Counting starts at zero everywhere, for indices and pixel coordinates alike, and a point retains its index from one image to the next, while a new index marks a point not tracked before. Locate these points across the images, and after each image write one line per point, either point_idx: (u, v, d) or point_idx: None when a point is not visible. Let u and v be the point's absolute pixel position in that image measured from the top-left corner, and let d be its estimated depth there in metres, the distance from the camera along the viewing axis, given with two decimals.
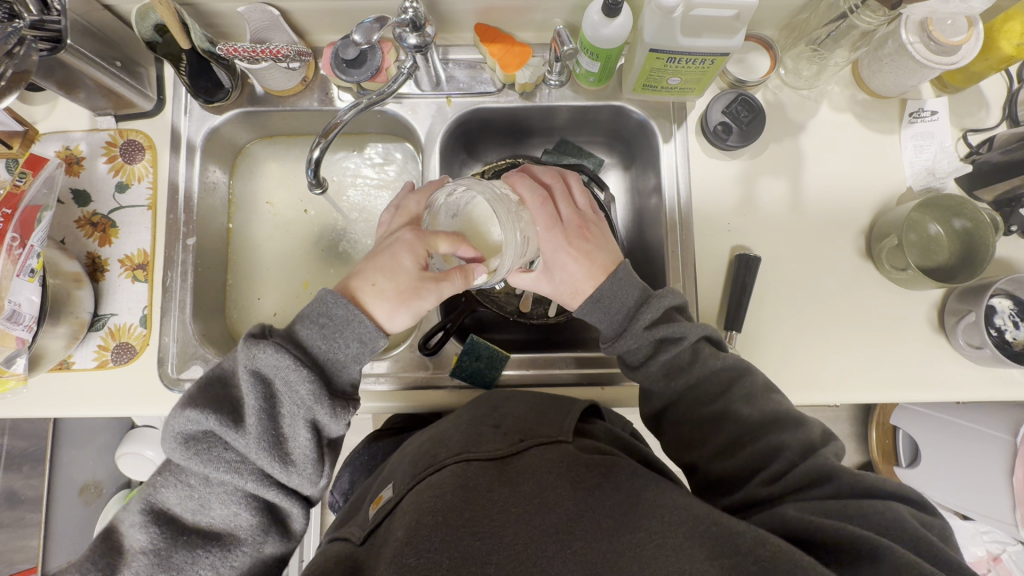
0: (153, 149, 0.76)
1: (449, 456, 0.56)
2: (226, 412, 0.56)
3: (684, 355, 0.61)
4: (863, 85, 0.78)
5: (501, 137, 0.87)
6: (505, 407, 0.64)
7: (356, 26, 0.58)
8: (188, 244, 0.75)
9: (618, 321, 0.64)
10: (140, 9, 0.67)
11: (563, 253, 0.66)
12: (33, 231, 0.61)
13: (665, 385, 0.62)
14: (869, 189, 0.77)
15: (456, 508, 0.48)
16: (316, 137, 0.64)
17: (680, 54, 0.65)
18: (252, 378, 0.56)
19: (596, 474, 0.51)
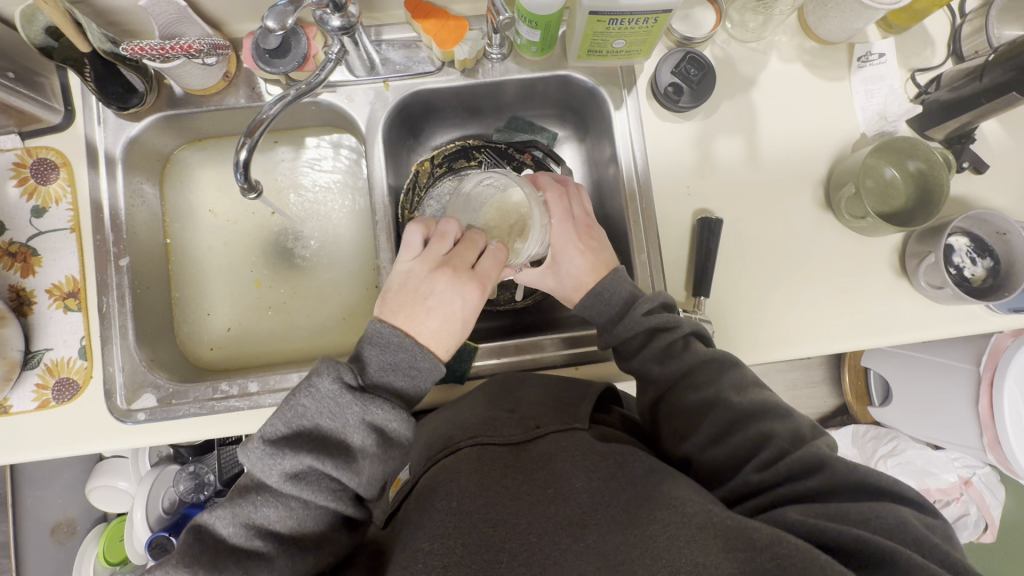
0: (67, 165, 0.70)
1: (466, 436, 0.56)
2: (329, 449, 0.51)
3: (677, 343, 0.61)
4: (810, 32, 0.76)
5: (447, 119, 0.83)
6: (520, 391, 0.63)
7: (268, 10, 0.52)
8: (121, 265, 0.70)
9: (613, 311, 0.65)
10: (24, 10, 0.60)
11: (570, 245, 0.68)
12: None
13: (660, 369, 0.61)
14: (824, 138, 0.76)
15: (470, 493, 0.48)
16: (242, 137, 0.58)
17: (622, 15, 0.61)
18: (361, 425, 0.52)
19: (614, 462, 0.50)
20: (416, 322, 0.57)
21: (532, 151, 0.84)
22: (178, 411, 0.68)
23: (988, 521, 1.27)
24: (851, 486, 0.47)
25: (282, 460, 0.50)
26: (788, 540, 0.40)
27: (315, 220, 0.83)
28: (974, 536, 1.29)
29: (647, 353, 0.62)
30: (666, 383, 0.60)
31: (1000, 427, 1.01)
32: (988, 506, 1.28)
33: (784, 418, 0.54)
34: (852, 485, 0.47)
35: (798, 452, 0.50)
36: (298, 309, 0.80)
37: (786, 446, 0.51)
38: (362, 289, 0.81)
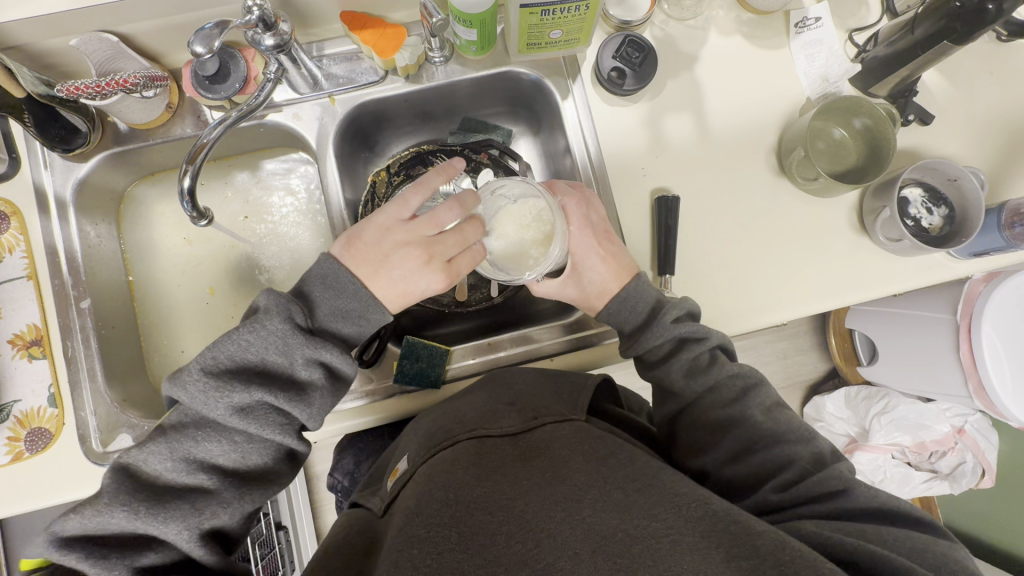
0: (18, 214, 0.69)
1: (465, 430, 0.56)
2: (279, 385, 0.56)
3: (703, 357, 0.62)
4: (746, 5, 0.77)
5: (399, 126, 0.83)
6: (519, 381, 0.64)
7: (194, 35, 0.51)
8: (83, 307, 0.69)
9: (640, 319, 0.65)
10: None
11: (591, 251, 0.67)
12: None
13: (687, 384, 0.61)
14: (771, 106, 0.77)
15: (468, 484, 0.48)
16: (183, 165, 0.58)
17: (552, 4, 0.62)
18: (306, 363, 0.56)
19: (605, 450, 0.51)
20: (390, 270, 0.62)
21: (488, 150, 0.83)
22: None
23: (985, 467, 1.29)
24: (873, 512, 0.48)
25: (138, 461, 0.52)
26: (795, 547, 0.39)
27: (279, 243, 0.82)
28: (972, 483, 1.32)
29: (673, 362, 0.62)
30: (687, 398, 0.61)
31: (983, 373, 1.02)
32: (983, 451, 1.29)
33: (811, 443, 0.55)
34: (878, 517, 0.48)
35: (819, 474, 0.51)
36: None
37: (810, 469, 0.52)
38: None
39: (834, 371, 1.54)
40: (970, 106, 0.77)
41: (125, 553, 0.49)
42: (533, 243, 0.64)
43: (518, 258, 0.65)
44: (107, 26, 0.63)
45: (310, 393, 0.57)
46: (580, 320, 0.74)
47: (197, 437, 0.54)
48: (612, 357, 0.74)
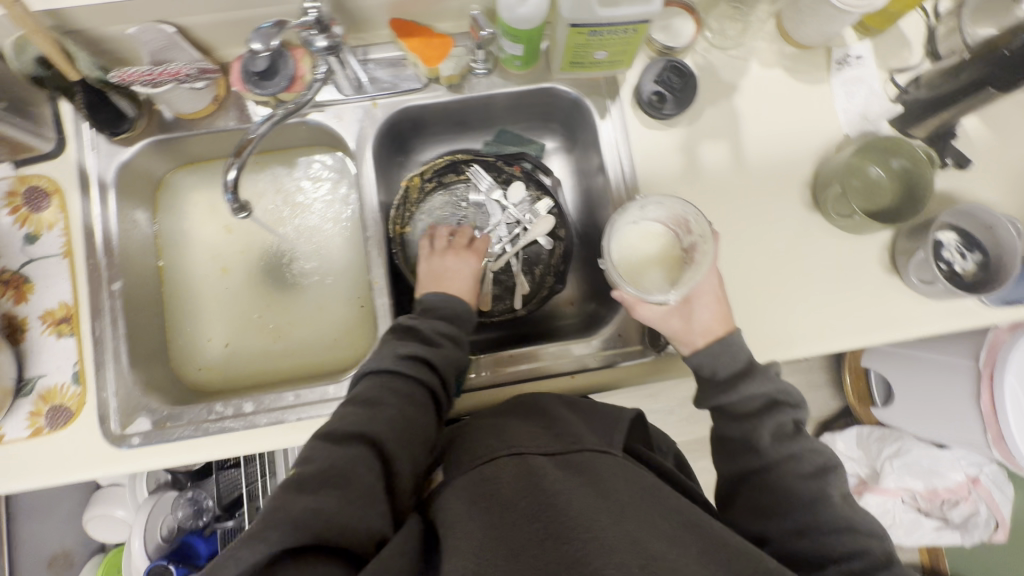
0: (59, 192, 0.70)
1: (506, 444, 0.54)
2: (360, 407, 0.57)
3: (789, 424, 0.61)
4: (789, 38, 0.78)
5: (436, 133, 0.84)
6: (551, 406, 0.63)
7: (254, 33, 0.56)
8: (114, 289, 0.70)
9: (736, 367, 0.63)
10: (17, 41, 0.62)
11: (708, 294, 0.67)
12: None
13: (776, 449, 0.60)
14: (809, 140, 0.77)
15: (512, 503, 0.48)
16: (230, 158, 0.59)
17: (602, 26, 0.62)
18: (371, 390, 0.59)
19: (649, 486, 0.51)
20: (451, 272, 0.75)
21: (520, 163, 0.85)
22: (173, 434, 0.67)
23: (998, 520, 1.26)
24: None
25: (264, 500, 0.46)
26: None
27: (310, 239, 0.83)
28: (984, 535, 1.28)
29: (767, 420, 0.61)
30: (768, 461, 0.60)
31: (1004, 424, 1.00)
32: (998, 505, 1.26)
33: None
34: None
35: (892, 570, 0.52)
36: (292, 329, 0.80)
37: None
38: (354, 308, 0.80)
39: (847, 410, 1.51)
40: (1010, 154, 0.77)
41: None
42: (658, 268, 0.68)
43: (640, 273, 0.68)
44: (166, 18, 0.65)
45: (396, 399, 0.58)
46: (603, 341, 0.74)
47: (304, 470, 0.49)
48: (626, 381, 0.72)
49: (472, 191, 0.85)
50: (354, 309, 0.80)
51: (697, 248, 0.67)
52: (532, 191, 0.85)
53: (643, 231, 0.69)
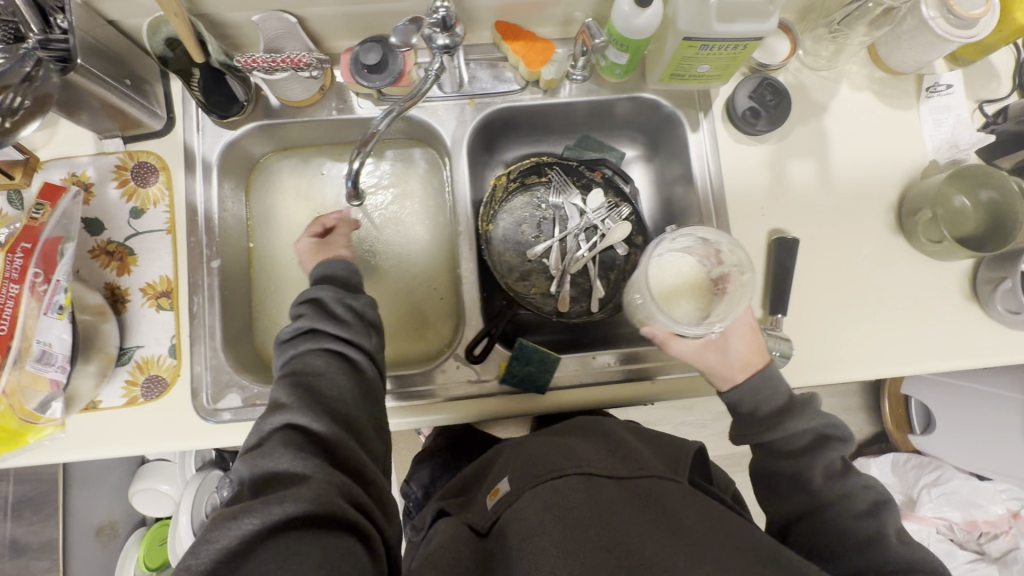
0: (167, 170, 0.72)
1: (575, 465, 0.58)
2: (326, 358, 0.59)
3: (838, 463, 0.62)
4: (880, 63, 0.79)
5: (522, 134, 0.86)
6: (617, 434, 0.66)
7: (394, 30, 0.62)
8: (212, 267, 0.72)
9: (779, 403, 0.63)
10: (151, 24, 0.65)
11: (740, 325, 0.67)
12: (57, 266, 0.57)
13: (825, 485, 0.62)
14: (895, 164, 0.78)
15: (584, 526, 0.51)
16: (353, 148, 0.60)
17: (714, 41, 0.64)
18: (318, 340, 0.61)
19: (717, 516, 0.53)
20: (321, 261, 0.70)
21: (602, 170, 0.86)
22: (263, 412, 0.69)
23: None
24: None
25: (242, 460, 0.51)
26: None
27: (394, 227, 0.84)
28: None
29: (817, 457, 0.62)
30: (819, 502, 0.62)
31: None
32: None
33: None
34: None
35: None
36: None
37: None
38: (438, 299, 0.82)
39: (881, 436, 1.51)
40: None
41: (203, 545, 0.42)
42: (689, 298, 0.66)
43: (672, 304, 0.65)
44: (288, 7, 0.67)
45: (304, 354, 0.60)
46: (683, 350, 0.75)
47: (283, 426, 0.53)
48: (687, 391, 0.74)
49: (552, 194, 0.86)
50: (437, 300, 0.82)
51: (729, 278, 0.65)
52: (610, 198, 0.86)
53: (677, 266, 0.66)
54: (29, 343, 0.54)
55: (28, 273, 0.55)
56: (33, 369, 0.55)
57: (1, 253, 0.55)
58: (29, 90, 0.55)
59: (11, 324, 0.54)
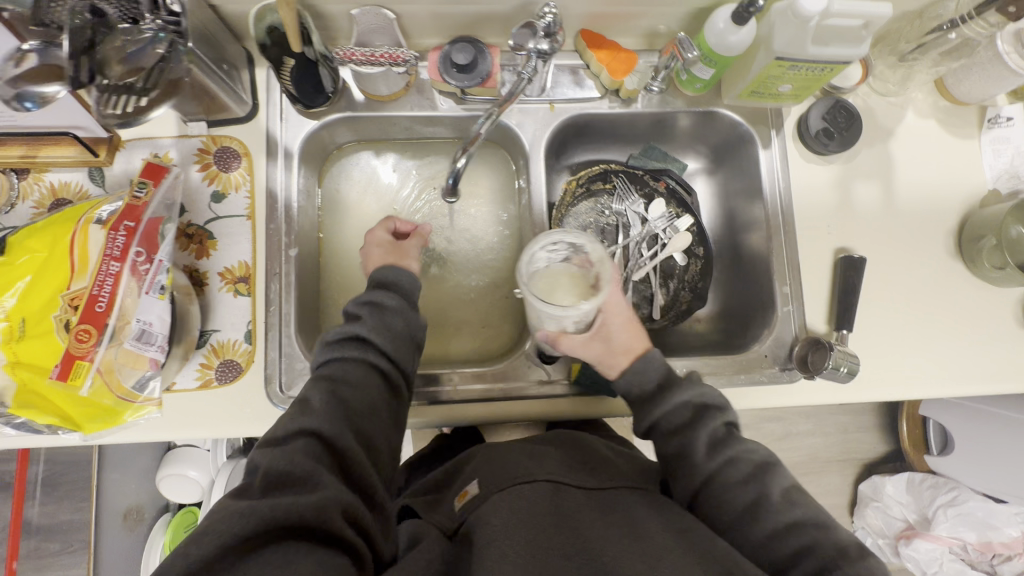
0: (249, 156, 0.72)
1: (542, 471, 0.58)
2: (360, 369, 0.60)
3: (720, 429, 0.62)
4: (946, 93, 0.81)
5: (591, 141, 0.87)
6: (587, 442, 0.69)
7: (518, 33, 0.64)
8: (290, 254, 0.72)
9: (650, 386, 0.66)
10: (259, 11, 0.63)
11: (618, 316, 0.70)
12: (158, 245, 0.58)
13: (706, 457, 0.61)
14: (956, 191, 0.80)
15: (548, 529, 0.51)
16: (459, 147, 0.62)
17: (804, 62, 0.66)
18: (357, 347, 0.62)
19: (681, 524, 0.54)
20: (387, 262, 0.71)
21: (666, 180, 0.88)
22: None
23: None
24: None
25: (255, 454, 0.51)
26: None
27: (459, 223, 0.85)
28: None
29: (697, 431, 0.62)
30: (704, 473, 0.60)
31: None
32: None
33: None
34: None
35: None
36: (437, 313, 0.82)
37: None
38: (501, 298, 0.83)
39: (893, 456, 1.53)
40: None
41: (207, 542, 0.41)
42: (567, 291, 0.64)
43: (551, 290, 0.64)
44: (387, 4, 0.68)
45: (352, 363, 0.61)
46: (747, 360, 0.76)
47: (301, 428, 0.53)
48: (748, 401, 0.75)
49: (615, 201, 0.88)
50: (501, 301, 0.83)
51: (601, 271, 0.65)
52: (672, 209, 0.88)
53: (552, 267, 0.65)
54: (130, 322, 0.56)
55: (131, 252, 0.56)
56: (135, 347, 0.57)
57: (105, 231, 0.56)
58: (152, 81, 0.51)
59: (109, 303, 0.55)
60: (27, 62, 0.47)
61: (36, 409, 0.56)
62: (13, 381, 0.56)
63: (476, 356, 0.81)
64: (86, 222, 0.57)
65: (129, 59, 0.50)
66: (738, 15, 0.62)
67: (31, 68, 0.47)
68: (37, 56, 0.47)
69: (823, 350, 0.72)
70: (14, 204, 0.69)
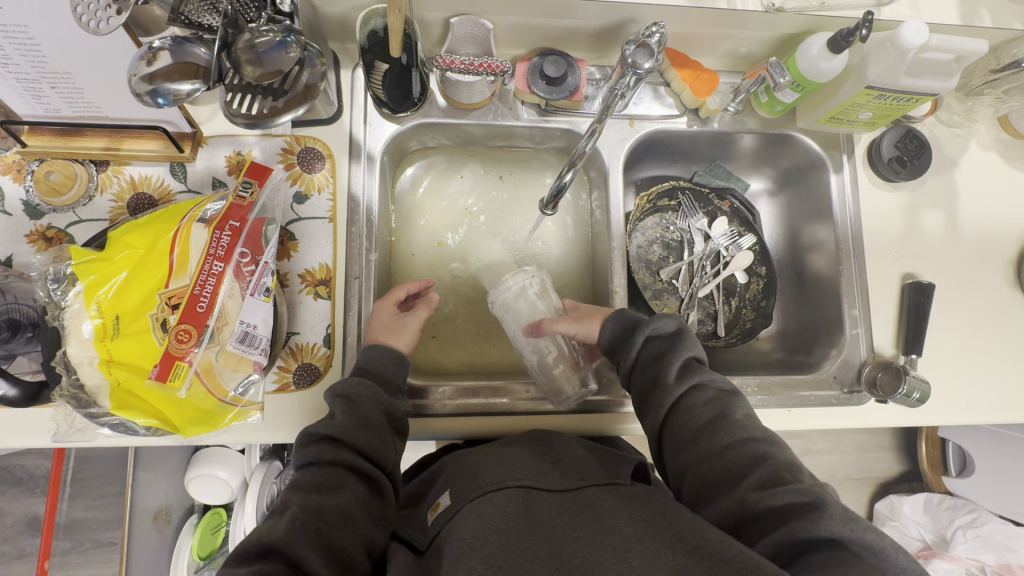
0: (332, 157, 0.72)
1: (513, 475, 0.56)
2: (329, 462, 0.56)
3: (687, 360, 0.63)
4: (1008, 127, 0.83)
5: (661, 158, 0.88)
6: (563, 445, 0.64)
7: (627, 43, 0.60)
8: (370, 258, 0.72)
9: (618, 328, 0.67)
10: (365, 15, 0.64)
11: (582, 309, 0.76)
12: (263, 248, 0.59)
13: (677, 385, 0.61)
14: (1016, 222, 0.83)
15: (516, 534, 0.49)
16: (564, 164, 0.65)
17: (893, 92, 0.67)
18: (323, 442, 0.57)
19: (652, 512, 0.52)
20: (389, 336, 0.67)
21: (729, 200, 0.90)
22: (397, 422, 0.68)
23: None
24: None
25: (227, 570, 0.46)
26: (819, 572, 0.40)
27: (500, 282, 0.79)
28: None
29: (668, 358, 0.63)
30: (672, 398, 0.61)
31: None
32: None
33: None
34: None
35: None
36: None
37: None
38: None
39: (909, 475, 1.50)
40: None
41: None
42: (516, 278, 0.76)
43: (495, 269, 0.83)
44: (484, 13, 0.68)
45: (320, 460, 0.56)
46: (816, 380, 0.77)
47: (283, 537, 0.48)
48: (819, 422, 0.75)
49: (679, 218, 0.89)
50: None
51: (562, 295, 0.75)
52: (735, 227, 0.89)
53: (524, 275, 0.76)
54: (233, 325, 0.56)
55: (236, 252, 0.57)
56: (237, 349, 0.57)
57: (210, 230, 0.55)
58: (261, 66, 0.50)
59: (211, 304, 0.55)
60: (159, 61, 0.48)
61: (134, 410, 0.55)
62: (108, 380, 0.54)
63: (510, 369, 0.80)
64: (190, 221, 0.56)
65: (262, 60, 0.50)
66: (836, 43, 0.64)
67: (165, 67, 0.48)
68: (168, 54, 0.48)
69: (897, 375, 0.72)
70: (91, 196, 0.68)
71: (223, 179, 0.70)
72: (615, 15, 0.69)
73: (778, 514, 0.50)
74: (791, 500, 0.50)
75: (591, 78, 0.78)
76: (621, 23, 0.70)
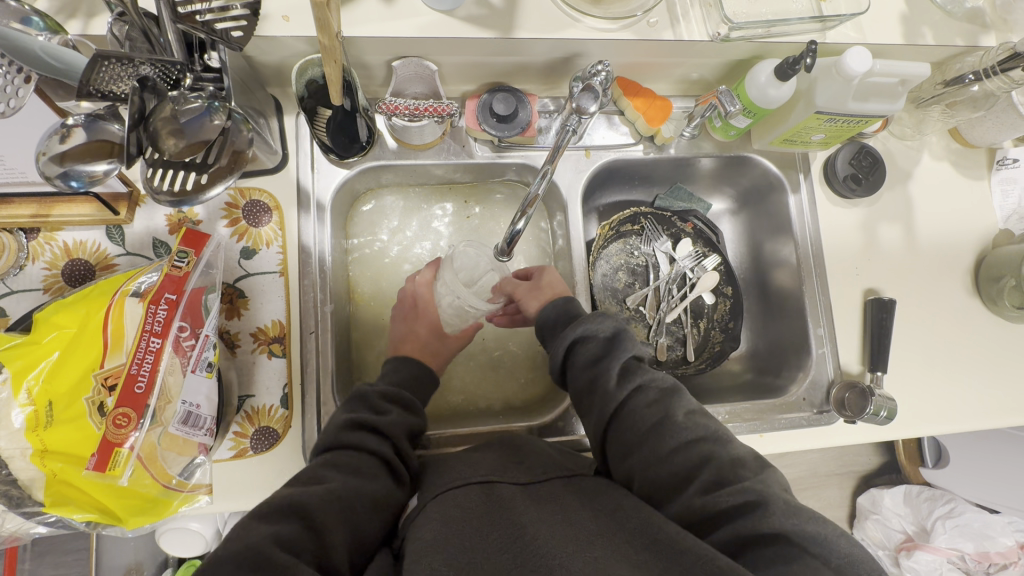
0: (280, 209, 0.69)
1: (477, 473, 0.53)
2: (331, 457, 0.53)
3: (625, 363, 0.61)
4: (958, 136, 0.85)
5: (620, 184, 0.87)
6: (529, 446, 0.62)
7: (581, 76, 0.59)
8: (326, 310, 0.69)
9: (560, 328, 0.66)
10: (303, 65, 0.63)
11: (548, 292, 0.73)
12: (204, 319, 0.56)
13: (618, 387, 0.59)
14: (971, 230, 0.84)
15: (481, 530, 0.46)
16: (517, 210, 0.63)
17: (843, 116, 0.67)
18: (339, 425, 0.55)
19: (611, 506, 0.51)
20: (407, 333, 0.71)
21: (692, 221, 0.89)
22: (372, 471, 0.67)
23: None
24: None
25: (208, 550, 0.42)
26: None
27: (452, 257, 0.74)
28: None
29: (608, 361, 0.61)
30: (614, 402, 0.59)
31: None
32: None
33: None
34: None
35: None
36: (472, 361, 0.81)
37: None
38: (538, 349, 0.82)
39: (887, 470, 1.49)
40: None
41: None
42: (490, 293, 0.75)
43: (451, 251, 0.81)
44: (428, 55, 0.66)
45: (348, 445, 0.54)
46: (786, 403, 0.77)
47: None
48: (793, 444, 0.75)
49: (643, 243, 0.88)
50: (484, 362, 0.81)
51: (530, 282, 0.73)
52: (699, 248, 0.88)
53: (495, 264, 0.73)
54: (175, 406, 0.54)
55: (174, 327, 0.54)
56: (181, 431, 0.55)
57: (144, 304, 0.53)
58: (181, 137, 0.48)
59: (150, 381, 0.52)
60: (74, 138, 0.45)
61: (73, 504, 0.52)
62: (43, 473, 0.50)
63: (481, 411, 0.79)
64: (122, 296, 0.53)
65: (186, 131, 0.48)
66: (782, 71, 0.63)
67: (80, 145, 0.46)
68: (84, 131, 0.46)
69: (862, 396, 0.73)
70: (22, 265, 0.64)
71: (164, 239, 0.67)
72: (562, 51, 0.67)
73: (724, 514, 0.48)
74: (735, 501, 0.48)
75: (544, 110, 0.77)
76: (570, 57, 0.69)
